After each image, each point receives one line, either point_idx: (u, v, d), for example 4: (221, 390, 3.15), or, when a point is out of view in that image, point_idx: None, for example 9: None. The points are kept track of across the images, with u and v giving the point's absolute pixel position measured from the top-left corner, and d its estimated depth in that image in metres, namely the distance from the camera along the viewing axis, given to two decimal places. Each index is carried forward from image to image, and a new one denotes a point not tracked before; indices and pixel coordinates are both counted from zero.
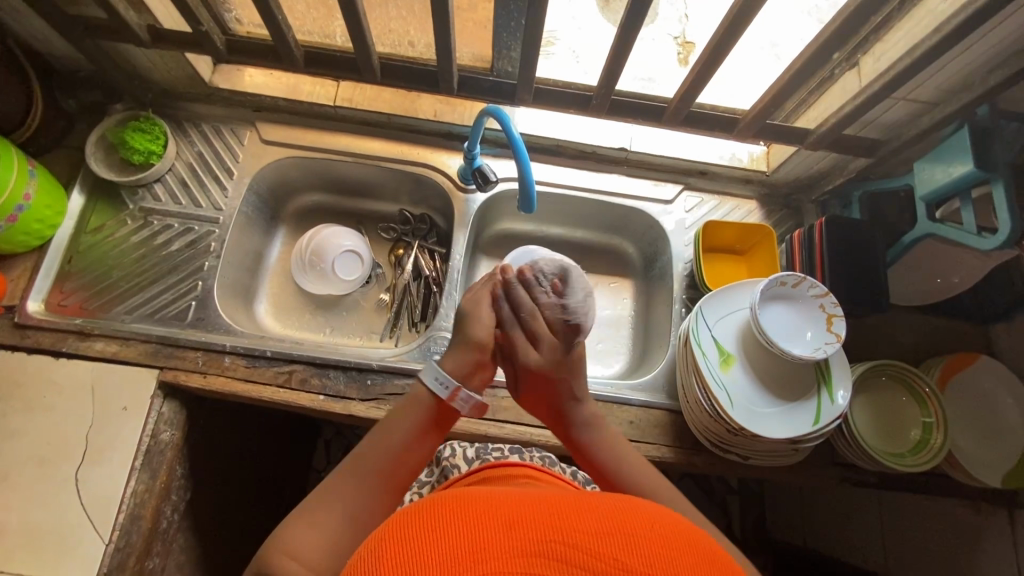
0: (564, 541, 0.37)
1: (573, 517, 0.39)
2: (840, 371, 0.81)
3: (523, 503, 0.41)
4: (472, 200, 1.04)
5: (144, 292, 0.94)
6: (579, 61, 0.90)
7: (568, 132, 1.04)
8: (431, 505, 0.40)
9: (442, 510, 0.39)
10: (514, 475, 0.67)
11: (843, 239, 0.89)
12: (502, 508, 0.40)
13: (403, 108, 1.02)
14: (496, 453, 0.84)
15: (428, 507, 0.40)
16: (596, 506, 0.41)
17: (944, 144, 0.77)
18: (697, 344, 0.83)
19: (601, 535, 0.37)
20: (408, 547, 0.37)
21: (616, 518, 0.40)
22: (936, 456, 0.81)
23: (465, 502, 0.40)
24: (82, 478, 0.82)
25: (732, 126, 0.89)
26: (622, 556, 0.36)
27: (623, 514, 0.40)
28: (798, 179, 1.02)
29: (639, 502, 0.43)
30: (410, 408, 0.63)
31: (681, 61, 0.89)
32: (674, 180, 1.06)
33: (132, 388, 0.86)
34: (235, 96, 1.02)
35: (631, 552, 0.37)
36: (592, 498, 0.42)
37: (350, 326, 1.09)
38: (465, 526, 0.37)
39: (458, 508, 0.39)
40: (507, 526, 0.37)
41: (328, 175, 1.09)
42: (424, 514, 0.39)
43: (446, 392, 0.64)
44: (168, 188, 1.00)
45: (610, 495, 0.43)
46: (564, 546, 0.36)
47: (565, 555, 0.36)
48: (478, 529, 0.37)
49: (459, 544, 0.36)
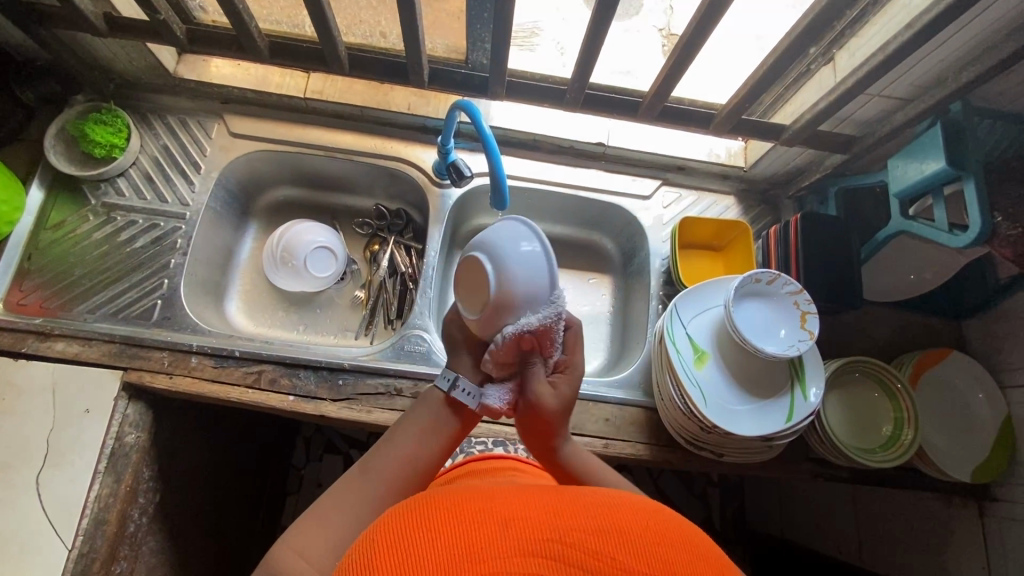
0: (561, 540, 0.36)
1: (567, 515, 0.39)
2: (813, 368, 0.81)
3: (516, 504, 0.40)
4: (448, 195, 1.02)
5: (107, 290, 0.91)
6: (562, 53, 0.88)
7: (545, 126, 1.02)
8: (428, 506, 0.39)
9: (439, 511, 0.39)
10: (505, 467, 0.66)
11: (818, 235, 0.88)
12: (496, 509, 0.39)
13: (375, 101, 1.00)
14: (478, 447, 0.86)
15: (423, 508, 0.40)
16: (589, 504, 0.41)
17: (917, 141, 0.77)
18: (672, 343, 0.82)
19: (597, 533, 0.37)
20: (402, 548, 0.36)
21: (611, 515, 0.39)
22: (906, 453, 0.81)
23: (458, 504, 0.40)
24: (42, 484, 0.80)
25: (708, 122, 0.88)
26: (618, 554, 0.36)
27: (616, 511, 0.40)
28: (775, 174, 1.02)
29: (632, 500, 0.43)
30: (426, 411, 0.62)
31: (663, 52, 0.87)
32: (652, 175, 1.05)
33: (94, 390, 0.83)
34: (201, 87, 0.99)
35: (627, 549, 0.36)
36: (584, 496, 0.42)
37: (324, 323, 1.07)
38: (459, 527, 0.37)
39: (452, 509, 0.39)
40: (502, 526, 0.37)
41: (299, 169, 1.06)
42: (416, 515, 0.39)
43: (450, 386, 0.62)
44: (132, 183, 0.97)
45: (603, 494, 0.43)
46: (560, 545, 0.36)
47: (561, 554, 0.36)
48: (473, 530, 0.37)
49: (454, 544, 0.36)
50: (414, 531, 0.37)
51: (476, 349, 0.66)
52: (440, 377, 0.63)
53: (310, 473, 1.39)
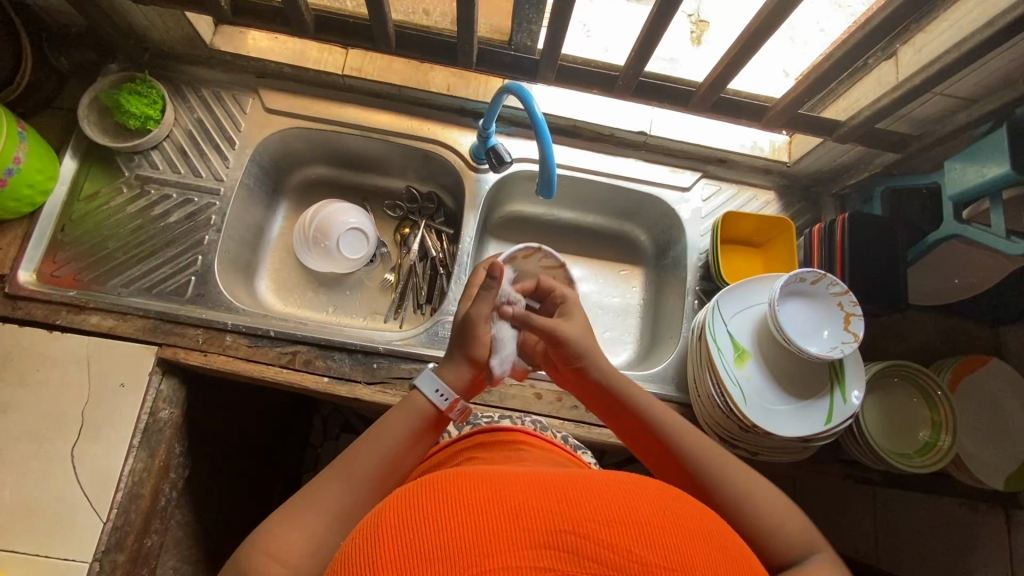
0: (573, 530, 0.35)
1: (581, 502, 0.37)
2: (854, 371, 0.80)
3: (528, 485, 0.39)
4: (484, 180, 1.00)
5: (141, 265, 0.90)
6: (591, 36, 0.83)
7: (587, 113, 1.00)
8: (436, 490, 0.38)
9: (448, 495, 0.38)
10: (508, 441, 0.65)
11: (865, 234, 0.86)
12: (507, 492, 0.38)
13: (415, 81, 0.97)
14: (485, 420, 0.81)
15: (430, 490, 0.39)
16: (604, 487, 0.39)
17: (979, 143, 0.75)
18: (713, 340, 0.81)
19: (613, 524, 0.36)
20: (408, 538, 0.35)
21: (624, 500, 0.38)
22: (944, 459, 0.81)
23: (468, 486, 0.38)
24: (78, 457, 0.80)
25: (761, 115, 0.86)
26: (636, 548, 0.35)
27: (632, 497, 0.39)
28: (819, 171, 1.00)
29: (648, 484, 0.41)
30: (408, 417, 0.62)
31: (693, 40, 0.82)
32: (692, 167, 1.03)
33: (129, 365, 0.83)
34: (238, 60, 0.97)
35: (644, 544, 0.35)
36: (598, 478, 0.41)
37: (353, 305, 1.06)
38: (469, 515, 0.36)
39: (459, 492, 0.38)
40: (511, 514, 0.36)
41: (333, 148, 1.05)
42: (425, 497, 0.38)
43: (446, 403, 0.63)
44: (166, 156, 0.95)
45: (615, 476, 0.42)
46: (575, 538, 0.35)
47: (576, 546, 0.35)
48: (484, 519, 0.36)
49: (464, 534, 0.35)
50: (424, 516, 0.36)
51: (479, 370, 0.67)
52: (427, 386, 0.63)
53: (328, 451, 1.40)
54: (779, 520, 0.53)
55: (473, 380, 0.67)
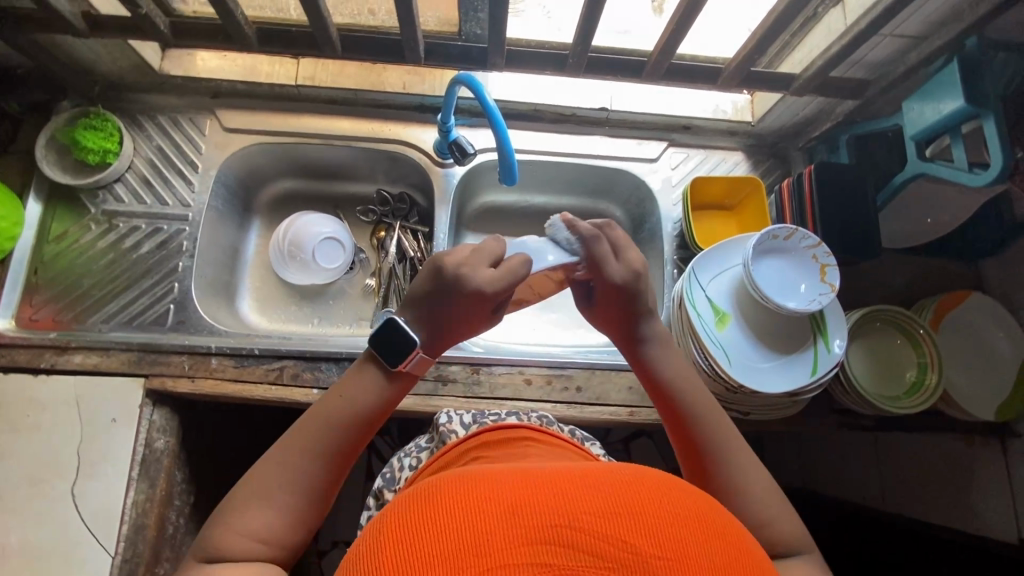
0: (571, 526, 0.34)
1: (577, 495, 0.36)
2: (834, 320, 0.81)
3: (527, 480, 0.38)
4: (451, 175, 1.00)
5: (119, 298, 0.90)
6: (550, 18, 0.83)
7: (547, 95, 1.00)
8: (434, 495, 0.37)
9: (447, 497, 0.37)
10: (513, 437, 0.65)
11: (832, 185, 0.86)
12: (504, 489, 0.37)
13: (370, 83, 0.97)
14: (493, 417, 0.82)
15: (429, 495, 0.38)
16: (602, 478, 0.38)
17: (933, 81, 0.74)
18: (692, 306, 0.82)
19: (608, 515, 0.35)
20: (408, 545, 0.35)
21: (626, 492, 0.37)
22: (932, 396, 0.81)
23: (464, 487, 0.38)
24: (79, 496, 0.80)
25: (716, 77, 0.84)
26: (631, 537, 0.34)
27: (631, 487, 0.38)
28: (783, 126, 1.00)
29: (648, 473, 0.40)
30: (369, 383, 0.57)
31: (654, 8, 0.82)
32: (658, 137, 1.03)
33: (119, 399, 0.84)
34: (189, 82, 0.96)
35: (640, 533, 0.35)
36: (597, 469, 0.40)
37: (337, 314, 1.07)
38: (462, 516, 0.35)
39: (456, 494, 0.37)
40: (508, 511, 0.35)
41: (298, 159, 1.04)
42: (427, 502, 0.37)
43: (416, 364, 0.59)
44: (130, 188, 0.95)
45: (616, 466, 0.41)
46: (571, 530, 0.34)
47: (572, 541, 0.34)
48: (477, 516, 0.35)
49: (463, 538, 0.34)
50: (419, 520, 0.36)
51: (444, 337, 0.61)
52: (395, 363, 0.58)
53: None
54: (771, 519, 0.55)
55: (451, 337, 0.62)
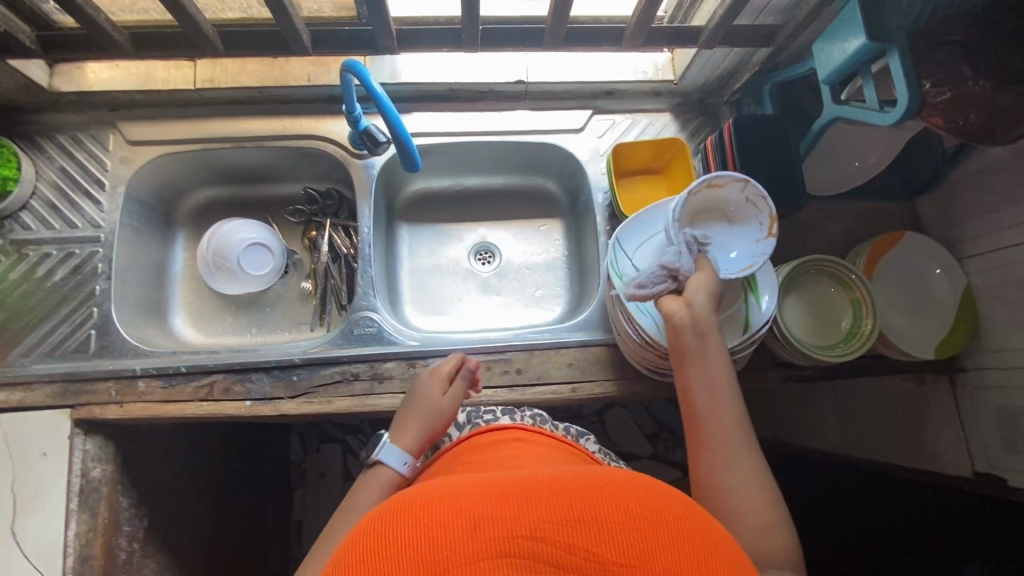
0: (534, 536, 0.34)
1: (544, 506, 0.36)
2: (763, 274, 0.80)
3: (490, 492, 0.38)
4: (371, 166, 0.96)
5: (38, 330, 0.87)
6: None
7: (460, 73, 0.96)
8: (401, 512, 0.37)
9: (413, 515, 0.37)
10: (502, 439, 0.66)
11: (753, 136, 0.84)
12: (471, 502, 0.37)
13: (273, 77, 0.93)
14: (486, 417, 0.79)
15: (393, 513, 0.38)
16: (570, 486, 0.38)
17: (839, 19, 0.71)
18: (619, 278, 0.80)
19: (573, 524, 0.35)
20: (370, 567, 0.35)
21: (591, 497, 0.37)
22: (866, 341, 0.80)
23: (430, 503, 0.38)
24: (16, 533, 0.79)
25: (621, 37, 0.81)
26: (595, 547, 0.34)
27: (600, 493, 0.38)
28: (708, 81, 0.97)
29: (619, 476, 0.40)
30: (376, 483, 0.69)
31: None
32: (581, 106, 1.00)
33: (47, 433, 0.82)
34: (84, 98, 0.92)
35: (606, 542, 0.34)
36: (565, 475, 0.40)
37: (277, 321, 1.04)
38: (426, 534, 0.35)
39: (420, 513, 0.37)
40: (469, 526, 0.35)
41: (215, 166, 1.01)
42: (393, 518, 0.37)
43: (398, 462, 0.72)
44: (37, 214, 0.91)
45: (591, 471, 0.40)
46: (536, 543, 0.34)
47: (535, 551, 0.34)
48: (440, 534, 0.35)
49: (423, 557, 0.34)
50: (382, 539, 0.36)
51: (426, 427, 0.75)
52: (394, 459, 0.70)
53: (312, 464, 1.42)
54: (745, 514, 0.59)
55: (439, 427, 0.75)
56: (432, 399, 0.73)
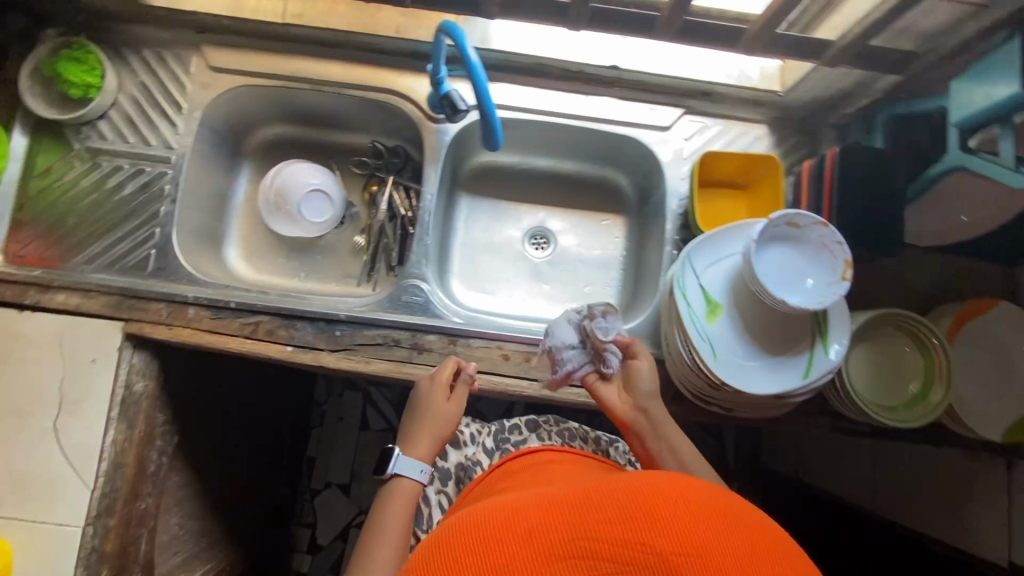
0: (582, 537, 0.37)
1: (590, 509, 0.39)
2: (836, 320, 0.75)
3: (539, 507, 0.41)
4: (444, 132, 0.93)
5: (103, 240, 0.89)
6: None
7: (554, 49, 0.92)
8: (462, 532, 0.42)
9: (472, 531, 0.41)
10: (541, 462, 0.69)
11: (858, 170, 0.78)
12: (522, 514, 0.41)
13: (362, 25, 0.91)
14: (514, 440, 0.83)
15: (456, 534, 0.42)
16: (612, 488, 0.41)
17: (991, 59, 0.64)
18: (682, 296, 0.76)
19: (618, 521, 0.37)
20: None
21: (630, 493, 0.39)
22: (931, 414, 0.75)
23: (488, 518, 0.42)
24: (60, 429, 0.83)
25: (738, 39, 0.75)
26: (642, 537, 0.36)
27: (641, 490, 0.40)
28: (817, 99, 0.89)
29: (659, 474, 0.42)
30: (397, 502, 0.71)
31: None
32: (673, 103, 0.93)
33: (98, 341, 0.84)
34: (173, 15, 0.90)
35: (651, 531, 0.36)
36: (604, 482, 0.42)
37: (325, 269, 1.05)
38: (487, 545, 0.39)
39: (476, 531, 0.41)
40: (523, 537, 0.39)
41: (289, 104, 0.99)
42: (456, 539, 0.42)
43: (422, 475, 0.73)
44: (114, 125, 0.92)
45: (627, 475, 0.43)
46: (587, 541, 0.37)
47: (585, 550, 0.37)
48: (495, 546, 0.39)
49: (485, 567, 0.38)
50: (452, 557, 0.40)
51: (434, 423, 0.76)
52: (411, 470, 0.72)
53: (332, 408, 1.45)
54: None
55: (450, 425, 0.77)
56: (434, 408, 0.76)
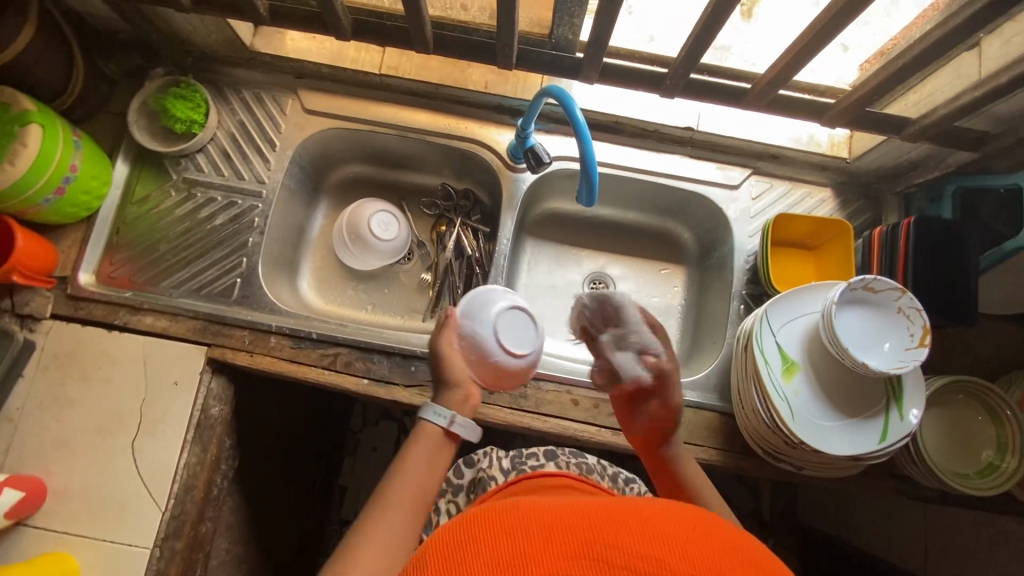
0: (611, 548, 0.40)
1: (612, 524, 0.42)
2: (913, 387, 0.76)
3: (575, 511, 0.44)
4: (521, 180, 0.98)
5: (191, 266, 0.93)
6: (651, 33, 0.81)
7: (630, 108, 0.96)
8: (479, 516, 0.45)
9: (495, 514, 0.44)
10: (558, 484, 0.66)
11: (932, 241, 0.80)
12: (552, 520, 0.43)
13: (452, 79, 0.96)
14: (531, 461, 0.83)
15: (481, 519, 0.44)
16: (633, 512, 0.44)
17: None
18: (760, 352, 0.78)
19: (640, 535, 0.41)
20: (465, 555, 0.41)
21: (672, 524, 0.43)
22: (1008, 482, 0.75)
23: (519, 511, 0.44)
24: (138, 449, 0.85)
25: (820, 111, 0.79)
26: (659, 552, 0.40)
27: (666, 520, 0.43)
28: (882, 167, 0.93)
29: (674, 510, 0.45)
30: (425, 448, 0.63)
31: (749, 12, 0.77)
32: (742, 163, 0.98)
33: (182, 365, 0.87)
34: (277, 61, 0.97)
35: (669, 550, 0.40)
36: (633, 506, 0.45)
37: (390, 303, 1.08)
38: (516, 530, 0.42)
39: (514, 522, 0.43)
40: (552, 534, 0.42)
41: (371, 147, 1.04)
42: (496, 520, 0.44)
43: (445, 421, 0.64)
44: (211, 159, 0.97)
45: (648, 503, 0.46)
46: (610, 548, 0.40)
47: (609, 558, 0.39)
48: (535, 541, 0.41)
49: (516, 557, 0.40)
50: (486, 537, 0.42)
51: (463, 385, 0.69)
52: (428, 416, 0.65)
53: (367, 437, 1.41)
54: None
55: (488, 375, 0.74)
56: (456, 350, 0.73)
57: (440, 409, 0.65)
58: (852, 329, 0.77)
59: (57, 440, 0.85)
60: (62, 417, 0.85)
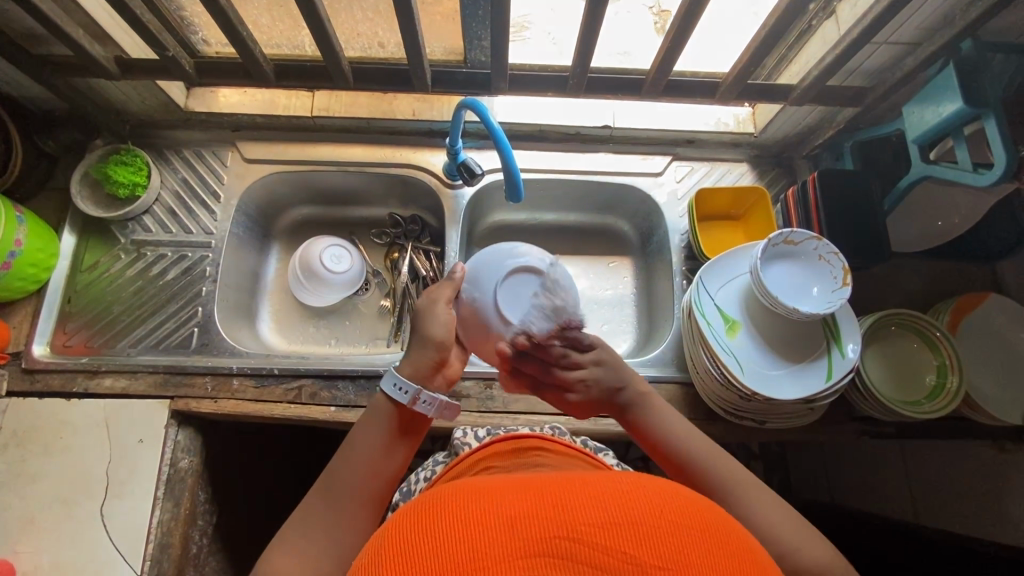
0: (570, 537, 0.32)
1: (578, 504, 0.34)
2: (847, 325, 0.80)
3: (527, 492, 0.35)
4: (461, 196, 1.03)
5: (147, 323, 0.95)
6: (554, 42, 0.89)
7: (550, 116, 1.03)
8: (425, 504, 0.36)
9: (437, 506, 0.35)
10: (526, 447, 0.60)
11: (838, 192, 0.87)
12: (505, 504, 0.34)
13: (381, 111, 1.02)
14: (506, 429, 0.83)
15: (422, 512, 0.35)
16: (604, 488, 0.36)
17: (931, 84, 0.75)
18: (702, 315, 0.82)
19: (605, 524, 0.32)
20: (404, 552, 0.32)
21: (637, 497, 0.35)
22: (952, 401, 0.79)
23: (463, 493, 0.36)
24: (106, 514, 0.82)
25: (713, 91, 0.89)
26: (629, 547, 0.31)
27: (638, 498, 0.35)
28: (786, 136, 1.01)
29: (649, 483, 0.37)
30: (375, 424, 0.61)
31: (656, 30, 0.88)
32: (662, 152, 1.05)
33: (144, 421, 0.86)
34: (212, 118, 1.02)
35: (642, 543, 0.32)
36: (599, 479, 0.37)
37: (353, 334, 1.09)
38: (456, 521, 0.33)
39: (459, 508, 0.34)
40: (507, 526, 0.32)
41: (313, 187, 1.08)
42: (438, 509, 0.35)
43: (407, 397, 0.61)
44: (157, 219, 1.00)
45: (618, 477, 0.38)
46: (570, 543, 0.31)
47: (571, 552, 0.31)
48: (483, 531, 0.32)
49: (456, 554, 0.31)
50: (425, 529, 0.33)
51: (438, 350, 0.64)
52: (387, 384, 0.61)
53: None
54: (794, 544, 0.51)
55: (439, 366, 0.64)
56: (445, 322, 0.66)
57: (400, 381, 0.61)
58: (778, 279, 0.82)
59: (21, 519, 0.82)
60: (24, 494, 0.83)
